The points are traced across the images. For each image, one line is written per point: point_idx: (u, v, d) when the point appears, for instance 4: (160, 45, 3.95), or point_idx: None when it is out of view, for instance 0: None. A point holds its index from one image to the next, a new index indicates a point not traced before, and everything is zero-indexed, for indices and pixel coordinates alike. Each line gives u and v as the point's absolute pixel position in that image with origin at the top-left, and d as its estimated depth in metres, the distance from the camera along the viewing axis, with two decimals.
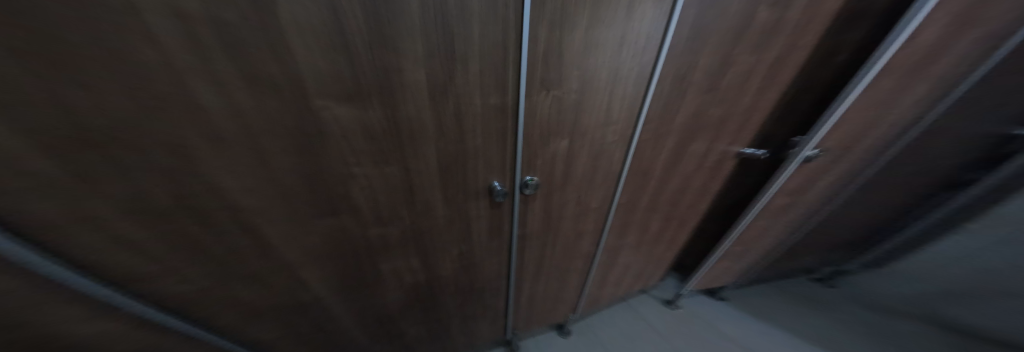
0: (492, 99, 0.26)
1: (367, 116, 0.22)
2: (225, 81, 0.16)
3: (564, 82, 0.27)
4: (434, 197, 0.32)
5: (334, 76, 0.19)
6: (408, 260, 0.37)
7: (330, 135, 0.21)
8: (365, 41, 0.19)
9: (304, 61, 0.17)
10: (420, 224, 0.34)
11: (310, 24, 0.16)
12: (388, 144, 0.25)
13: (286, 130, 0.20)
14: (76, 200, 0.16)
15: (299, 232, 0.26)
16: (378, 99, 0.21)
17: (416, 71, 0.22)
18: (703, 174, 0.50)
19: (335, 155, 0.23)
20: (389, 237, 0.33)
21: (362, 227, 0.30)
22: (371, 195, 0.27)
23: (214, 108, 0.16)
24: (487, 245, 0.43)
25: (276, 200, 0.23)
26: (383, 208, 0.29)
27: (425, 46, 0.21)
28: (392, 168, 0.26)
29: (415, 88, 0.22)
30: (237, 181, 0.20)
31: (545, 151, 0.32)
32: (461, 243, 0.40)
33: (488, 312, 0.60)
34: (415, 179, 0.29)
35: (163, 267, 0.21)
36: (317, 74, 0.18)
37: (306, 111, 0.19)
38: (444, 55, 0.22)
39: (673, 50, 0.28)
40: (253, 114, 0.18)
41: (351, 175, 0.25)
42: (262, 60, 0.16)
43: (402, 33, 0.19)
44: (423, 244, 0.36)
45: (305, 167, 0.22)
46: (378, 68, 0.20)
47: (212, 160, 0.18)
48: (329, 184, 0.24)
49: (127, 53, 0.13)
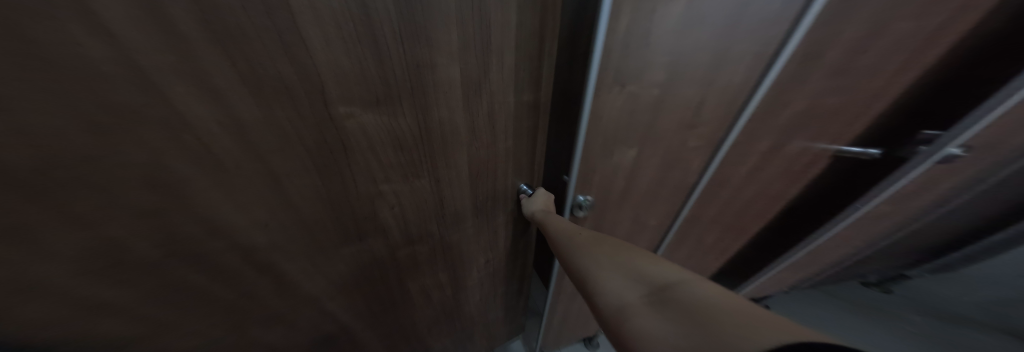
0: (526, 95, 0.24)
1: (397, 124, 0.19)
2: (221, 88, 0.12)
3: (646, 74, 0.21)
4: (467, 208, 0.28)
5: (359, 75, 0.15)
6: (438, 277, 0.34)
7: (355, 146, 0.18)
8: (394, 29, 0.15)
9: (321, 56, 0.14)
10: (451, 239, 0.30)
11: (329, 8, 0.13)
12: (419, 153, 0.21)
13: (304, 145, 0.16)
14: (23, 261, 0.12)
15: (322, 261, 0.23)
16: (411, 98, 0.18)
17: (451, 64, 0.18)
18: (786, 179, 0.41)
19: (364, 171, 0.20)
20: (419, 257, 0.29)
21: (391, 249, 0.26)
22: (400, 211, 0.24)
23: (206, 125, 0.13)
24: (515, 254, 0.40)
25: (294, 228, 0.19)
26: (412, 224, 0.26)
27: (460, 33, 0.17)
28: (423, 181, 0.23)
29: (449, 86, 0.19)
30: (243, 214, 0.16)
31: (607, 164, 0.26)
32: (491, 255, 0.37)
33: (513, 318, 0.57)
34: (449, 190, 0.25)
35: (156, 318, 0.17)
36: (339, 70, 0.15)
37: (328, 121, 0.16)
38: (481, 48, 0.19)
39: (816, 17, 0.21)
40: (261, 128, 0.14)
41: (380, 193, 0.22)
42: (270, 55, 0.12)
43: (436, 18, 0.16)
44: (454, 260, 0.33)
45: (326, 188, 0.19)
46: (410, 63, 0.17)
47: (210, 191, 0.15)
48: (355, 204, 0.21)
49: (63, 53, 0.09)
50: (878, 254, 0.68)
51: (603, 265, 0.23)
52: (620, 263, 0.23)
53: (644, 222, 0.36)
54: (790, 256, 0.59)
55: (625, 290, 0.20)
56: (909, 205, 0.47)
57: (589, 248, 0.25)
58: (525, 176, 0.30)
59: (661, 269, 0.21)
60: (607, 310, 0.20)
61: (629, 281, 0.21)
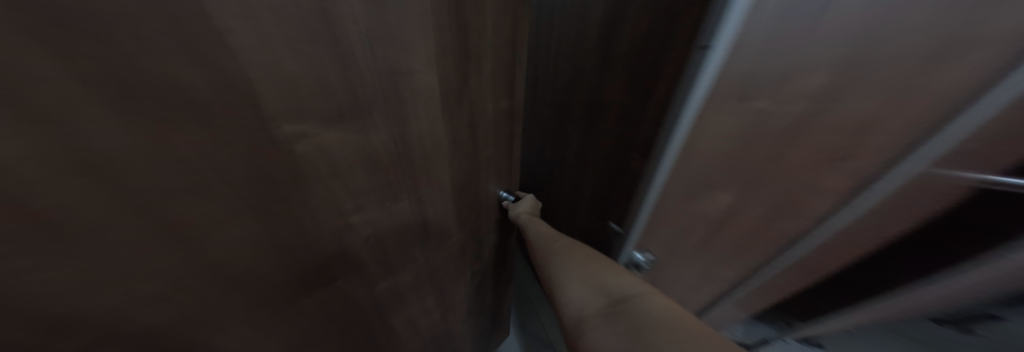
0: (502, 103, 0.29)
1: (367, 142, 0.18)
2: (72, 103, 0.08)
3: (778, 96, 0.23)
4: (446, 210, 0.30)
5: (316, 87, 0.13)
6: (425, 289, 0.33)
7: (315, 170, 0.15)
8: (363, 35, 0.14)
9: (253, 64, 0.11)
10: (433, 246, 0.31)
11: (271, 7, 0.10)
12: (398, 164, 0.21)
13: (226, 181, 0.12)
14: None
15: (277, 318, 0.19)
16: (386, 108, 0.18)
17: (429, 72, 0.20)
18: None
19: (322, 202, 0.17)
20: (401, 281, 0.29)
21: (368, 280, 0.25)
22: (376, 230, 0.23)
23: (38, 166, 0.08)
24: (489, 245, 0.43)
25: (228, 288, 0.15)
26: (390, 240, 0.25)
27: (440, 42, 0.19)
28: (402, 201, 0.24)
29: (428, 93, 0.20)
30: (130, 286, 0.11)
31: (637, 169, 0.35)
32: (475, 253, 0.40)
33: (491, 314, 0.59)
34: (430, 194, 0.26)
35: None
36: (282, 77, 0.12)
37: (269, 144, 0.13)
38: (459, 59, 0.21)
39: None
40: (151, 163, 0.10)
41: (349, 225, 0.20)
42: (163, 55, 0.09)
43: (416, 30, 0.17)
44: (438, 265, 0.34)
45: (271, 231, 0.15)
46: (386, 74, 0.16)
47: (65, 262, 0.09)
48: (320, 233, 0.18)
49: None
50: None
51: (572, 270, 0.31)
52: (586, 273, 0.30)
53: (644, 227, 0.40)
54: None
55: (587, 298, 0.28)
56: None
57: (563, 256, 0.34)
58: (489, 174, 0.34)
59: (625, 285, 0.28)
60: (571, 315, 0.27)
61: (593, 289, 0.28)
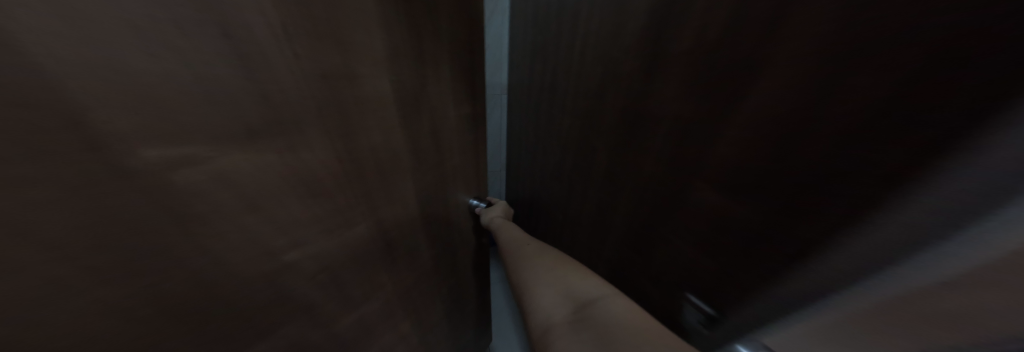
0: (464, 109, 0.32)
1: (304, 160, 0.16)
2: None
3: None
4: (405, 216, 0.29)
5: (201, 101, 0.11)
6: (400, 309, 0.31)
7: (250, 190, 0.13)
8: (274, 37, 0.13)
9: (71, 70, 0.08)
10: (399, 258, 0.29)
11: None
12: (353, 175, 0.20)
13: (43, 242, 0.08)
14: None
15: None
16: (328, 117, 0.16)
17: (376, 77, 0.19)
18: None
19: (258, 233, 0.15)
20: (371, 316, 0.27)
21: (331, 323, 0.22)
22: (332, 252, 0.21)
23: None
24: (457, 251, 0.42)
25: None
26: (352, 262, 0.23)
27: (388, 49, 0.20)
28: (361, 223, 0.23)
29: (374, 100, 0.19)
30: None
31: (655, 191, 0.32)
32: (450, 260, 0.41)
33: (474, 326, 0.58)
34: (389, 204, 0.25)
35: None
36: (203, 78, 0.10)
37: (117, 175, 0.09)
38: (411, 70, 0.22)
39: None
40: None
41: (290, 261, 0.17)
42: None
43: (354, 35, 0.17)
44: (410, 280, 0.32)
45: (151, 296, 0.11)
46: (317, 83, 0.15)
47: None
48: (260, 270, 0.16)
49: None
50: None
51: (541, 275, 0.30)
52: (557, 277, 0.29)
53: None
54: None
55: (553, 305, 0.26)
56: None
57: (532, 261, 0.33)
58: (448, 179, 0.33)
59: (590, 287, 0.26)
60: (539, 323, 0.25)
61: (561, 295, 0.27)
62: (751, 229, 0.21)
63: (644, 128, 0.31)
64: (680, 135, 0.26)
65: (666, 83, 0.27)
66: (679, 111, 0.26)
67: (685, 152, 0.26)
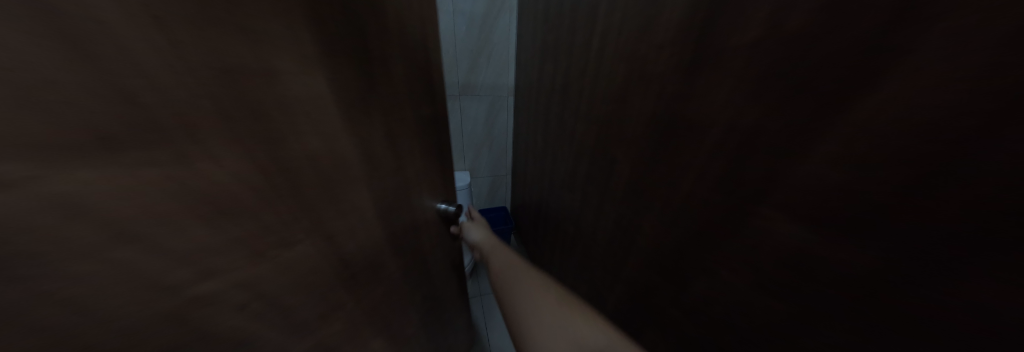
0: (407, 114, 0.38)
1: (224, 166, 0.17)
2: None
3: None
4: (343, 227, 0.30)
5: (81, 107, 0.11)
6: (344, 309, 0.34)
7: (157, 218, 0.14)
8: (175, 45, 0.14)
9: None
10: (337, 264, 0.31)
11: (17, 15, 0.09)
12: (275, 192, 0.21)
13: None
14: None
15: None
16: (245, 124, 0.18)
17: (302, 82, 0.21)
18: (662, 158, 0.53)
19: (162, 264, 0.15)
20: (316, 306, 0.29)
21: (270, 318, 0.24)
22: (259, 273, 0.22)
23: None
24: (400, 251, 0.44)
25: None
26: (281, 278, 0.24)
27: (316, 60, 0.22)
28: (304, 221, 0.25)
29: (301, 105, 0.21)
30: None
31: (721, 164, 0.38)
32: (406, 249, 0.46)
33: (430, 317, 0.62)
34: (318, 216, 0.26)
35: None
36: (88, 86, 0.11)
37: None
38: (342, 80, 0.25)
39: None
40: None
41: (213, 269, 0.18)
42: None
43: (276, 47, 0.19)
44: (351, 282, 0.34)
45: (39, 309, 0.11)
46: (231, 89, 0.16)
47: None
48: (161, 308, 0.16)
49: None
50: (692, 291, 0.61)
51: (523, 289, 0.48)
52: (560, 320, 0.42)
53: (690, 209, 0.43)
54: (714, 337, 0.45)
55: (554, 334, 0.40)
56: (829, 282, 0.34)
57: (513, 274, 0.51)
58: (380, 183, 0.35)
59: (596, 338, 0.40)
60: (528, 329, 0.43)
61: (568, 331, 0.41)
62: (856, 202, 0.24)
63: (734, 118, 0.34)
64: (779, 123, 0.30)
65: (765, 76, 0.31)
66: (783, 99, 0.29)
67: (787, 138, 0.29)
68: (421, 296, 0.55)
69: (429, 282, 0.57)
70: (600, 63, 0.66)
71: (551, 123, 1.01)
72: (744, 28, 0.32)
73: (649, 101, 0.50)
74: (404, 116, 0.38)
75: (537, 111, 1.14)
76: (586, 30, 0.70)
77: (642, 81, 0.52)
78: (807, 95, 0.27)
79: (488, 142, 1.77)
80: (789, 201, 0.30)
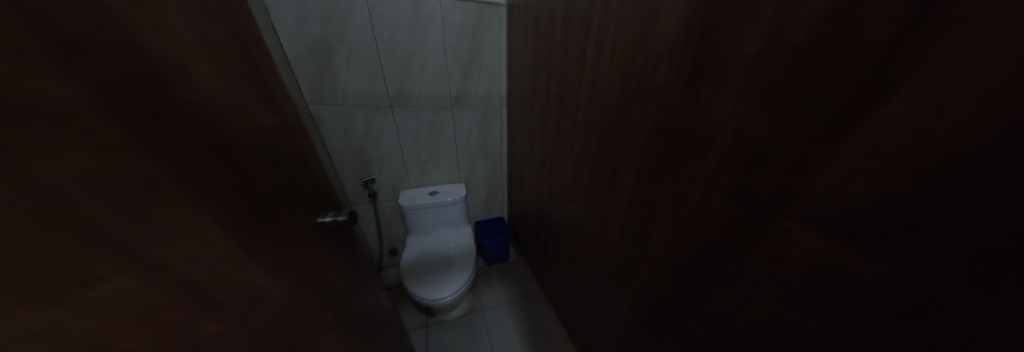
0: (202, 110, 0.38)
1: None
2: None
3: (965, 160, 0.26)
4: (169, 254, 0.29)
5: None
6: (212, 331, 0.34)
7: None
8: None
9: None
10: (182, 293, 0.30)
11: None
12: (43, 229, 0.19)
13: None
14: None
15: None
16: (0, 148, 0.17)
17: (36, 84, 0.20)
18: (668, 146, 0.65)
19: None
20: (175, 330, 0.29)
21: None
22: (58, 319, 0.20)
23: None
24: (261, 266, 0.44)
25: None
26: (103, 318, 0.23)
27: (44, 59, 0.21)
28: (109, 250, 0.23)
29: (45, 114, 0.20)
30: None
31: (733, 160, 0.50)
32: (267, 266, 0.45)
33: (336, 326, 0.63)
34: (131, 247, 0.25)
35: None
36: None
37: None
38: (92, 83, 0.24)
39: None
40: None
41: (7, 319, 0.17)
42: None
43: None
44: (211, 308, 0.33)
45: None
46: None
47: None
48: None
49: None
50: (678, 271, 0.69)
51: None
52: None
53: (712, 192, 0.55)
54: (768, 311, 0.50)
55: None
56: (787, 258, 0.44)
57: None
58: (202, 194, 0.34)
59: None
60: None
61: None
62: (863, 193, 0.33)
63: (752, 127, 0.45)
64: (805, 126, 0.37)
65: (790, 86, 0.39)
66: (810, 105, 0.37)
67: (800, 146, 0.38)
68: (310, 313, 0.55)
69: (315, 295, 0.58)
70: (606, 73, 0.82)
71: (562, 119, 1.12)
72: (745, 47, 0.44)
73: (657, 108, 0.67)
74: (200, 117, 0.37)
75: (548, 115, 1.22)
76: (595, 38, 0.83)
77: (642, 93, 0.70)
78: (832, 102, 0.34)
79: (483, 153, 2.01)
80: (823, 190, 0.36)
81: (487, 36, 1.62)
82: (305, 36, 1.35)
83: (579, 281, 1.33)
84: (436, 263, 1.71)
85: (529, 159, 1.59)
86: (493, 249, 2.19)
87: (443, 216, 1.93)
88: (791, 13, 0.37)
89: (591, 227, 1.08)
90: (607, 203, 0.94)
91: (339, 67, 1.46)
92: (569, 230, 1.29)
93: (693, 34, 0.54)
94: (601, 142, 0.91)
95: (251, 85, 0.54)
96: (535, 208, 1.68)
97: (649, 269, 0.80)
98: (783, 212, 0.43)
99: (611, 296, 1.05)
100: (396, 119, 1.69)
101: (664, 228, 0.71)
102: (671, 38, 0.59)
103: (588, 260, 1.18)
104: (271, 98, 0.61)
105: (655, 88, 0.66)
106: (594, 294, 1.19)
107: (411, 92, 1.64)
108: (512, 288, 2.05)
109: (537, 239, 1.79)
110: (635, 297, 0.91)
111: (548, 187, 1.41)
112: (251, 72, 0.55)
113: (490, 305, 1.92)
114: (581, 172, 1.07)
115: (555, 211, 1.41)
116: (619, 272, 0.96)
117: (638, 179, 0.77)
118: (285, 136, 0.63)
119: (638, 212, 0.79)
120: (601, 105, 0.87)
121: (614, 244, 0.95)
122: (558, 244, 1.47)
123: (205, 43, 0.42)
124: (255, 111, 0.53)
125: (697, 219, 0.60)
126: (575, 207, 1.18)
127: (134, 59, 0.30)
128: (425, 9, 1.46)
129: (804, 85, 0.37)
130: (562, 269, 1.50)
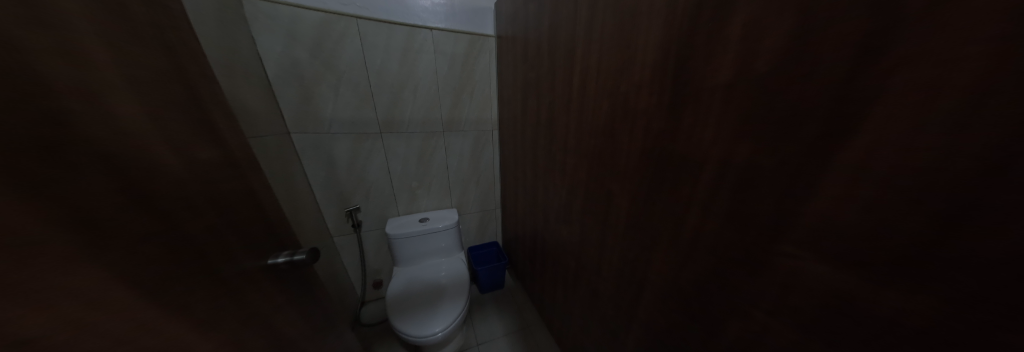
0: (111, 132, 0.32)
1: None
2: None
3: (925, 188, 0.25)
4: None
5: None
6: None
7: None
8: None
9: None
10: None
11: None
12: None
13: None
14: None
15: None
16: None
17: None
18: (659, 169, 0.61)
19: None
20: None
21: None
22: None
23: None
24: (156, 324, 0.34)
25: None
26: None
27: None
28: None
29: None
30: None
31: (720, 184, 0.46)
32: (169, 323, 0.35)
33: None
34: None
35: None
36: None
37: None
38: None
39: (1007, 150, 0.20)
40: None
41: None
42: None
43: None
44: None
45: None
46: None
47: None
48: None
49: None
50: (682, 301, 0.61)
51: None
52: None
53: (706, 218, 0.51)
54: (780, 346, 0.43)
55: None
56: (793, 288, 0.39)
57: None
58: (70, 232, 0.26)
59: None
60: None
61: None
62: (851, 223, 0.31)
63: (732, 152, 0.43)
64: (784, 151, 0.36)
65: (760, 111, 0.38)
66: (782, 132, 0.36)
67: (784, 173, 0.37)
68: None
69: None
70: (593, 96, 0.78)
71: (553, 141, 1.07)
72: (717, 73, 0.44)
73: (644, 131, 0.63)
74: (107, 135, 0.32)
75: (540, 137, 1.17)
76: (581, 59, 0.81)
77: (629, 117, 0.67)
78: (807, 126, 0.33)
79: (476, 176, 1.93)
80: (817, 217, 0.34)
81: (477, 63, 1.63)
82: (292, 65, 1.31)
83: (581, 314, 1.19)
84: (427, 294, 1.54)
85: (521, 181, 1.52)
86: (490, 276, 2.02)
87: (433, 244, 1.78)
88: (755, 42, 0.37)
89: (589, 255, 0.99)
90: (604, 230, 0.86)
91: (325, 95, 1.40)
92: (567, 256, 1.18)
93: (670, 58, 0.53)
94: (591, 166, 0.86)
95: (190, 115, 0.47)
96: (531, 233, 1.57)
97: (656, 300, 0.71)
98: (782, 239, 0.39)
99: (617, 330, 0.92)
100: (386, 146, 1.62)
101: (665, 256, 0.64)
102: (652, 62, 0.57)
103: (589, 292, 1.06)
104: (215, 131, 0.53)
105: (636, 111, 0.64)
106: (600, 329, 1.05)
107: (401, 119, 1.59)
108: (509, 318, 1.86)
109: (535, 267, 1.65)
110: (641, 330, 0.80)
111: (544, 214, 1.32)
112: (192, 102, 0.48)
113: (486, 340, 1.71)
114: (574, 196, 1.00)
115: (551, 238, 1.31)
116: (623, 302, 0.85)
117: (633, 204, 0.71)
118: (224, 168, 0.53)
119: (636, 239, 0.72)
120: (590, 129, 0.83)
121: (614, 273, 0.86)
122: (557, 273, 1.34)
123: (124, 61, 0.37)
124: (188, 136, 0.45)
125: (696, 246, 0.55)
126: (571, 232, 1.09)
127: (14, 80, 0.24)
128: (416, 39, 1.47)
129: (776, 111, 0.36)
130: (563, 301, 1.35)
